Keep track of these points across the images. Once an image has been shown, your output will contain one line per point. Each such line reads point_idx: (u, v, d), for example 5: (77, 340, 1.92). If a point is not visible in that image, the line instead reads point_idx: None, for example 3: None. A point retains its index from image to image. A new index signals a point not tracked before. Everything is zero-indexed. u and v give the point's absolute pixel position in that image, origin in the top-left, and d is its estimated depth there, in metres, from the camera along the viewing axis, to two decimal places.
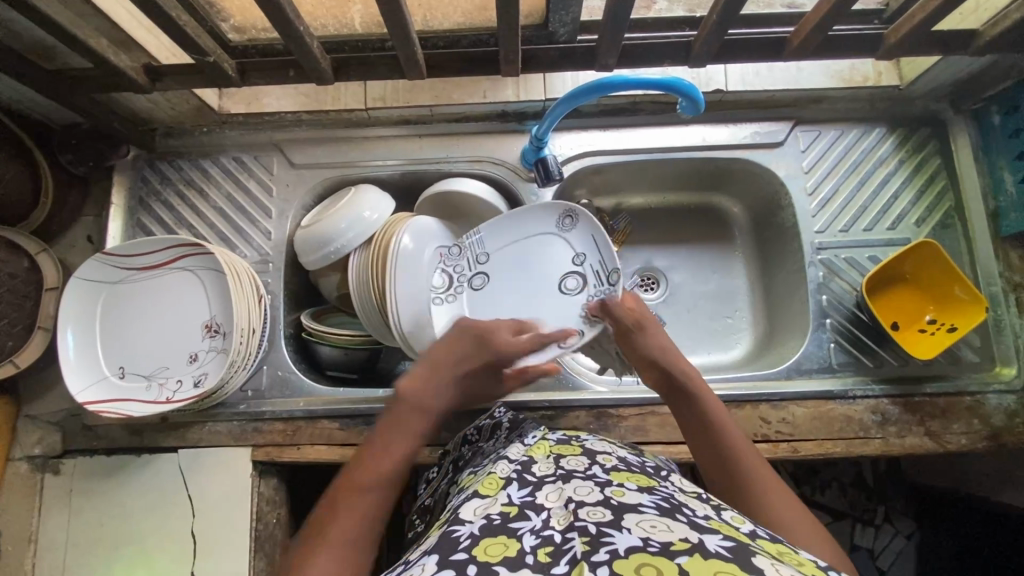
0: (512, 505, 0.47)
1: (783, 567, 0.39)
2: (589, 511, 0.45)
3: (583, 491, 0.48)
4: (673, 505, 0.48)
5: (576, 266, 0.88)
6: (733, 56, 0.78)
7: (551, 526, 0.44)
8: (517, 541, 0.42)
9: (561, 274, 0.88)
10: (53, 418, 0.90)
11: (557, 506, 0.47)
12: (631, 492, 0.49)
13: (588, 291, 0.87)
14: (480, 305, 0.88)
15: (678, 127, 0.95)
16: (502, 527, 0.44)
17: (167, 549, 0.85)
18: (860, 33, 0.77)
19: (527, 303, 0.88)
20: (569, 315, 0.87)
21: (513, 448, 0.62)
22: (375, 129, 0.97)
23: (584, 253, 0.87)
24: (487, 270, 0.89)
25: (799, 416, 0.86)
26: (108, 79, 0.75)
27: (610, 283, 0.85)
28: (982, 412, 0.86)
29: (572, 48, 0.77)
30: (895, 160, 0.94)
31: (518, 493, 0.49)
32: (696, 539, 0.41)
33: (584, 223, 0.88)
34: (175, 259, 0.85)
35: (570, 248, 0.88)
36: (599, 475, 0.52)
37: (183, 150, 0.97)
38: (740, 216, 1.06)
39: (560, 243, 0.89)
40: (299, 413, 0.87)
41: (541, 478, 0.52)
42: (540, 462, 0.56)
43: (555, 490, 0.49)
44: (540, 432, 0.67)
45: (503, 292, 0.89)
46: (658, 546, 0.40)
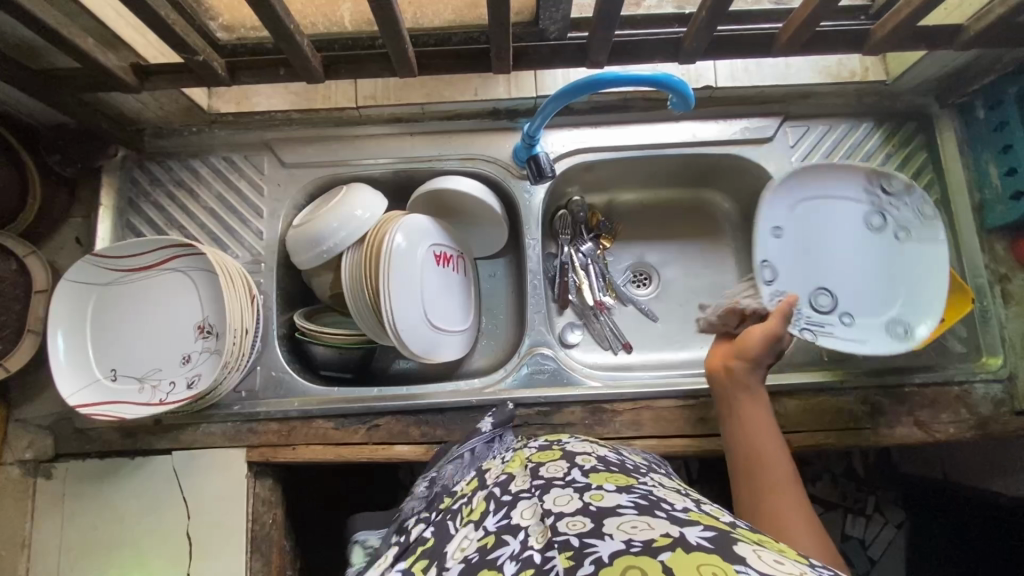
0: (489, 535, 0.49)
1: (766, 552, 0.41)
2: (568, 523, 0.45)
3: (562, 500, 0.49)
4: (651, 501, 0.48)
5: (842, 311, 0.87)
6: (721, 52, 0.79)
7: (530, 547, 0.45)
8: (499, 572, 0.44)
9: (834, 290, 0.88)
10: (44, 422, 0.89)
11: (533, 523, 0.48)
12: (610, 494, 0.49)
13: (812, 312, 0.87)
14: (829, 219, 0.90)
15: (669, 124, 0.96)
16: (482, 561, 0.46)
17: (163, 551, 0.84)
18: (847, 30, 0.77)
19: (848, 265, 0.89)
20: (799, 288, 0.88)
21: (492, 467, 0.64)
22: (367, 127, 0.97)
23: (852, 324, 0.87)
24: (881, 231, 0.89)
25: (791, 408, 0.87)
26: (95, 78, 0.74)
27: (805, 330, 0.85)
28: (970, 401, 0.87)
29: (562, 46, 0.78)
30: (883, 154, 0.95)
31: (495, 521, 0.51)
32: (677, 532, 0.42)
33: (875, 334, 0.86)
34: (166, 260, 0.84)
35: (857, 309, 0.88)
36: (578, 480, 0.53)
37: (173, 150, 0.96)
38: (730, 211, 1.07)
39: (878, 301, 0.87)
40: (294, 413, 0.87)
41: (517, 494, 0.54)
42: (518, 476, 0.58)
43: (531, 506, 0.50)
44: (521, 445, 0.68)
45: (857, 239, 0.90)
46: (640, 546, 0.41)
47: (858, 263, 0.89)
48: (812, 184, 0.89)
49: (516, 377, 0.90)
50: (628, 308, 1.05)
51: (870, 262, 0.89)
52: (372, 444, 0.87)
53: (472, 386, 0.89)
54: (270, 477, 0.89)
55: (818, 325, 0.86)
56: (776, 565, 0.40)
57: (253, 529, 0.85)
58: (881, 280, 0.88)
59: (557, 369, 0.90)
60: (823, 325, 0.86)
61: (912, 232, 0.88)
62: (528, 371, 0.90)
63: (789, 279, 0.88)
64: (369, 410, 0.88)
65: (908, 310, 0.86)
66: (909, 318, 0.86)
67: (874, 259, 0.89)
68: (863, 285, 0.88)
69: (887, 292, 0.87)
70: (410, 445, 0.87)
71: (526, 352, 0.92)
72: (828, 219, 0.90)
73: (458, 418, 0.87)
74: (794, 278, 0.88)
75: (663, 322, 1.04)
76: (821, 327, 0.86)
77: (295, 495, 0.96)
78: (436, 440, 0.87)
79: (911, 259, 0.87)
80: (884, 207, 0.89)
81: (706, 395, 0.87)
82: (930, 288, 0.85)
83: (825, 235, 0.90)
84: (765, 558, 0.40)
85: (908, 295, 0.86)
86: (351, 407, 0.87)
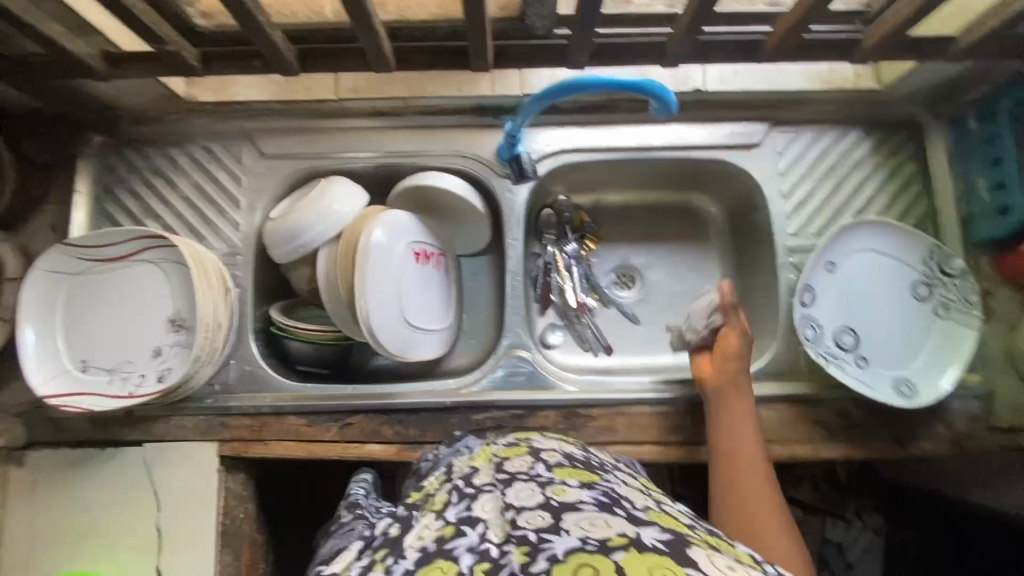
0: (448, 526, 0.48)
1: (720, 556, 0.41)
2: (528, 518, 0.44)
3: (524, 494, 0.48)
4: (612, 498, 0.48)
5: (857, 354, 0.86)
6: (708, 56, 0.77)
7: (488, 539, 0.44)
8: (455, 563, 0.43)
9: (856, 333, 0.87)
10: (16, 410, 0.88)
11: (493, 516, 0.47)
12: (572, 489, 0.48)
13: (830, 343, 0.86)
14: (879, 268, 0.88)
15: (655, 126, 0.94)
16: (437, 551, 0.45)
17: (131, 542, 0.84)
18: (836, 37, 0.76)
19: (880, 313, 0.88)
20: (827, 318, 0.87)
21: (458, 462, 0.61)
22: (348, 121, 0.95)
23: (862, 370, 0.85)
24: (924, 295, 0.87)
25: (766, 418, 0.87)
26: (65, 63, 0.73)
27: (820, 353, 0.84)
28: (945, 417, 0.87)
29: (546, 45, 0.76)
30: (872, 163, 0.94)
31: (455, 512, 0.49)
32: (634, 532, 0.42)
33: (882, 387, 0.84)
34: (139, 251, 0.83)
35: (873, 359, 0.86)
36: (541, 475, 0.51)
37: (150, 137, 0.94)
38: (717, 216, 1.06)
39: (895, 359, 0.86)
40: (266, 409, 0.87)
41: (480, 487, 0.52)
42: (482, 470, 0.55)
43: (492, 499, 0.49)
44: (488, 441, 0.66)
45: (896, 296, 0.88)
46: (596, 544, 0.40)
47: (891, 320, 0.87)
48: (870, 227, 0.88)
49: (491, 378, 0.90)
50: (610, 310, 1.04)
51: (902, 319, 0.87)
52: (345, 441, 0.86)
53: (448, 386, 0.89)
54: (242, 471, 0.89)
55: (833, 356, 0.85)
56: (728, 570, 0.40)
57: (223, 523, 0.85)
58: (910, 345, 0.86)
59: (533, 373, 0.90)
60: (836, 358, 0.85)
61: (950, 310, 0.86)
62: (504, 373, 0.90)
63: (819, 304, 0.87)
64: (343, 408, 0.87)
65: (920, 376, 0.85)
66: (919, 384, 0.85)
67: (908, 322, 0.87)
68: (891, 340, 0.87)
69: (912, 355, 0.86)
70: (383, 444, 0.86)
71: (503, 353, 0.91)
72: (878, 265, 0.88)
73: (432, 418, 0.87)
74: (822, 304, 0.87)
75: (645, 325, 1.03)
76: (835, 359, 0.85)
77: (267, 489, 0.95)
78: (409, 440, 0.86)
79: (941, 330, 0.86)
80: (935, 277, 0.87)
81: (681, 403, 0.87)
82: (947, 361, 0.84)
83: (867, 280, 0.88)
84: (718, 562, 0.40)
85: (926, 362, 0.85)
86: (324, 403, 0.87)
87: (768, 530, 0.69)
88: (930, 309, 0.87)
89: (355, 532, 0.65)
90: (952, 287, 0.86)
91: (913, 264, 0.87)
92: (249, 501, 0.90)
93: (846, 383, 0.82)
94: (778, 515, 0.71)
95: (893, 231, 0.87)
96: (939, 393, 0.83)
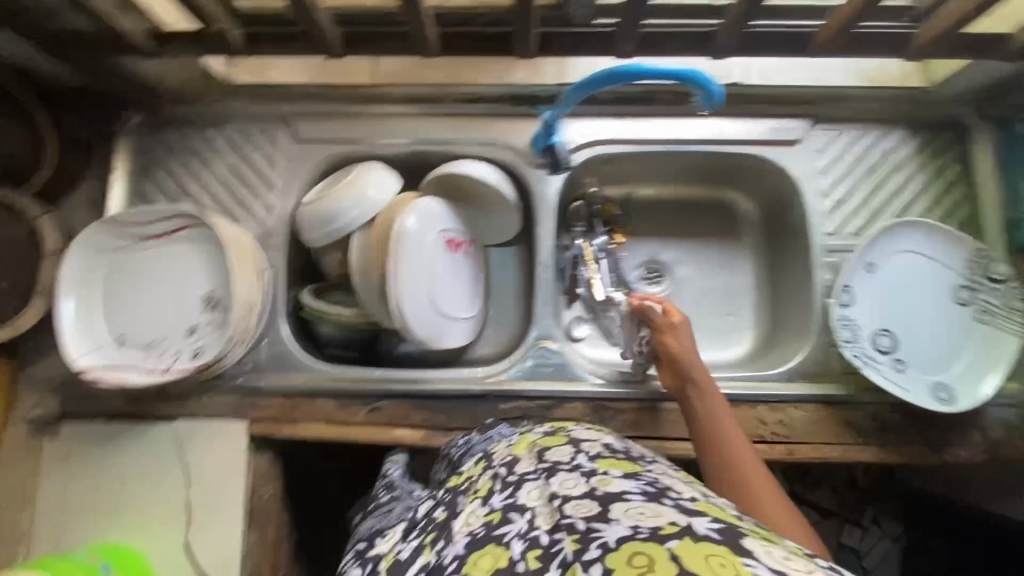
0: (495, 512, 0.48)
1: (775, 548, 0.41)
2: (575, 506, 0.45)
3: (569, 483, 0.48)
4: (659, 488, 0.47)
5: (893, 356, 0.85)
6: (755, 49, 0.76)
7: (537, 527, 0.45)
8: (506, 551, 0.44)
9: (893, 336, 0.86)
10: (52, 382, 0.90)
11: (540, 504, 0.47)
12: (617, 479, 0.48)
13: (865, 344, 0.85)
14: (918, 269, 0.86)
15: (694, 119, 0.93)
16: (486, 537, 0.46)
17: (161, 516, 0.85)
18: (887, 32, 0.75)
19: (918, 316, 0.86)
20: (864, 320, 0.86)
21: (496, 449, 0.61)
22: (383, 106, 0.95)
23: (898, 373, 0.84)
24: (965, 299, 0.85)
25: (797, 418, 0.86)
26: (114, 41, 0.74)
27: (855, 354, 0.83)
28: (981, 424, 0.85)
29: (589, 33, 0.75)
30: (914, 164, 0.92)
31: (500, 499, 0.50)
32: (685, 521, 0.42)
33: (918, 391, 0.83)
34: (179, 229, 0.84)
35: (910, 361, 0.85)
36: (584, 465, 0.51)
37: (189, 118, 0.95)
38: (750, 213, 1.04)
39: (932, 362, 0.85)
40: (297, 390, 0.87)
41: (523, 476, 0.52)
42: (523, 458, 0.56)
43: (537, 487, 0.49)
44: (523, 429, 0.66)
45: (935, 299, 0.86)
46: (647, 532, 0.40)
47: (929, 323, 0.86)
48: (911, 228, 0.86)
49: (519, 368, 0.89)
50: None
51: (940, 322, 0.86)
52: (374, 425, 0.87)
53: (476, 374, 0.89)
54: (270, 450, 0.90)
55: (868, 357, 0.84)
56: (784, 560, 0.39)
57: (251, 501, 0.86)
58: (949, 349, 0.85)
59: (562, 364, 0.89)
60: (872, 360, 0.84)
61: (991, 315, 0.84)
62: (533, 363, 0.90)
63: (855, 305, 0.86)
64: (373, 392, 0.88)
65: (958, 381, 0.84)
66: (957, 389, 0.83)
67: (946, 326, 0.85)
68: (928, 343, 0.85)
69: (950, 359, 0.84)
70: (410, 430, 0.87)
71: (532, 343, 0.91)
72: (918, 267, 0.86)
73: (460, 405, 0.87)
74: (859, 305, 0.86)
75: None
76: (870, 361, 0.84)
77: (292, 469, 0.96)
78: (436, 426, 0.87)
79: (981, 334, 0.84)
80: (977, 281, 0.85)
81: None
82: (986, 367, 0.83)
83: (906, 282, 0.87)
84: (774, 553, 0.40)
85: (964, 366, 0.84)
86: (354, 386, 0.88)
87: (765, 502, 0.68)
88: (970, 314, 0.85)
89: (390, 514, 0.66)
90: (994, 291, 0.84)
91: (955, 267, 0.86)
92: (276, 480, 0.91)
93: (882, 385, 0.81)
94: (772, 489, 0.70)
95: (936, 234, 0.86)
96: (977, 399, 0.81)
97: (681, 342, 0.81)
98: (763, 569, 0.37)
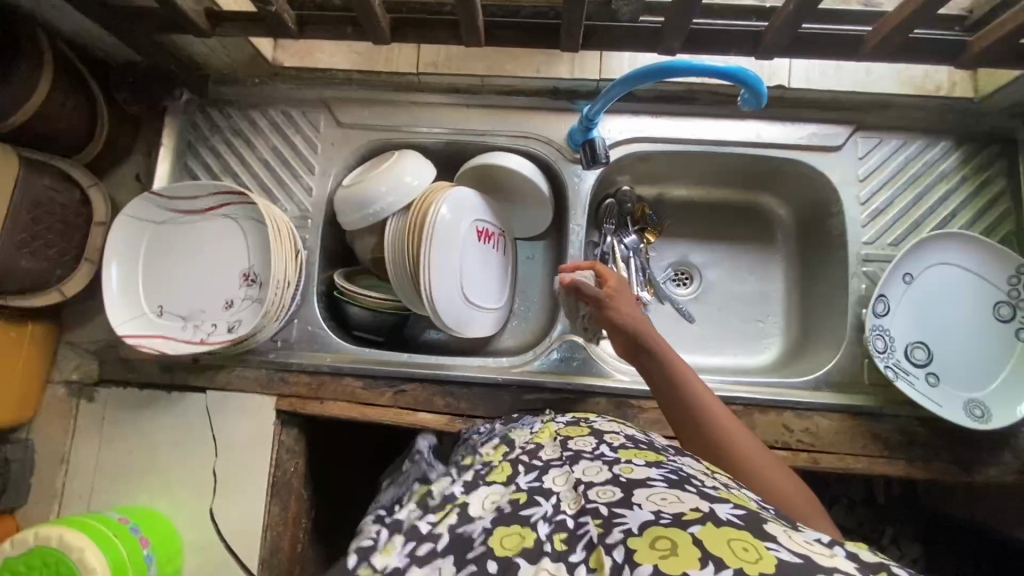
0: (521, 492, 0.52)
1: (796, 534, 0.42)
2: (599, 492, 0.47)
3: (592, 471, 0.51)
4: (681, 477, 0.49)
5: (928, 368, 0.83)
6: (803, 51, 0.75)
7: (562, 510, 0.48)
8: (533, 530, 0.46)
9: (928, 348, 0.84)
10: (93, 347, 0.93)
11: (566, 489, 0.50)
12: (639, 467, 0.51)
13: (901, 355, 0.84)
14: (958, 282, 0.85)
15: (734, 121, 0.92)
16: (513, 515, 0.49)
17: (187, 484, 0.88)
18: (940, 40, 0.74)
19: (955, 329, 0.84)
20: (900, 332, 0.84)
21: (519, 435, 0.65)
22: (424, 95, 0.96)
23: (932, 386, 0.82)
24: (1006, 315, 0.83)
25: (824, 428, 0.84)
26: (171, 19, 0.76)
27: (889, 365, 0.82)
28: (1015, 445, 0.83)
29: (635, 28, 0.75)
30: (958, 177, 0.90)
31: (527, 481, 0.53)
32: (708, 508, 0.43)
33: (953, 406, 0.81)
34: (218, 206, 0.86)
35: (945, 375, 0.83)
36: (606, 455, 0.54)
37: (235, 99, 0.97)
38: (785, 219, 1.03)
39: (969, 377, 0.83)
40: (325, 368, 0.89)
41: (548, 462, 0.56)
42: (547, 446, 0.59)
43: (562, 474, 0.53)
44: (547, 418, 0.69)
45: (974, 313, 0.84)
46: (670, 518, 0.42)
47: (966, 338, 0.84)
48: (954, 240, 0.84)
49: (546, 360, 0.90)
50: (665, 306, 1.02)
51: (978, 337, 0.84)
52: (398, 408, 0.88)
53: (501, 363, 0.89)
54: (296, 427, 0.91)
55: (902, 370, 0.83)
56: (805, 545, 0.41)
57: (274, 475, 0.88)
58: (986, 366, 0.83)
59: (588, 359, 0.89)
60: (906, 372, 0.83)
61: None
62: (559, 356, 0.90)
63: (891, 317, 0.84)
64: (399, 375, 0.89)
65: (995, 398, 0.82)
66: (992, 406, 0.81)
67: (985, 342, 0.83)
68: (965, 358, 0.83)
69: (986, 376, 0.83)
70: (433, 414, 0.88)
71: (558, 337, 0.91)
72: (957, 279, 0.85)
73: (484, 395, 0.88)
74: (894, 316, 0.85)
75: (700, 324, 1.01)
76: (904, 374, 0.82)
77: (315, 449, 0.98)
78: (459, 413, 0.87)
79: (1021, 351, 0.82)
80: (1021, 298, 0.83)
81: (738, 403, 0.85)
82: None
83: (945, 295, 0.85)
84: (795, 537, 0.41)
85: (1001, 383, 0.82)
86: (381, 368, 0.89)
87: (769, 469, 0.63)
88: (1011, 331, 0.83)
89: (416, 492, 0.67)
90: None
91: (997, 282, 0.84)
92: (300, 457, 0.92)
93: (914, 398, 0.79)
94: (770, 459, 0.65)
95: (979, 248, 0.84)
96: (1013, 417, 0.80)
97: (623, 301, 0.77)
98: (785, 553, 0.39)
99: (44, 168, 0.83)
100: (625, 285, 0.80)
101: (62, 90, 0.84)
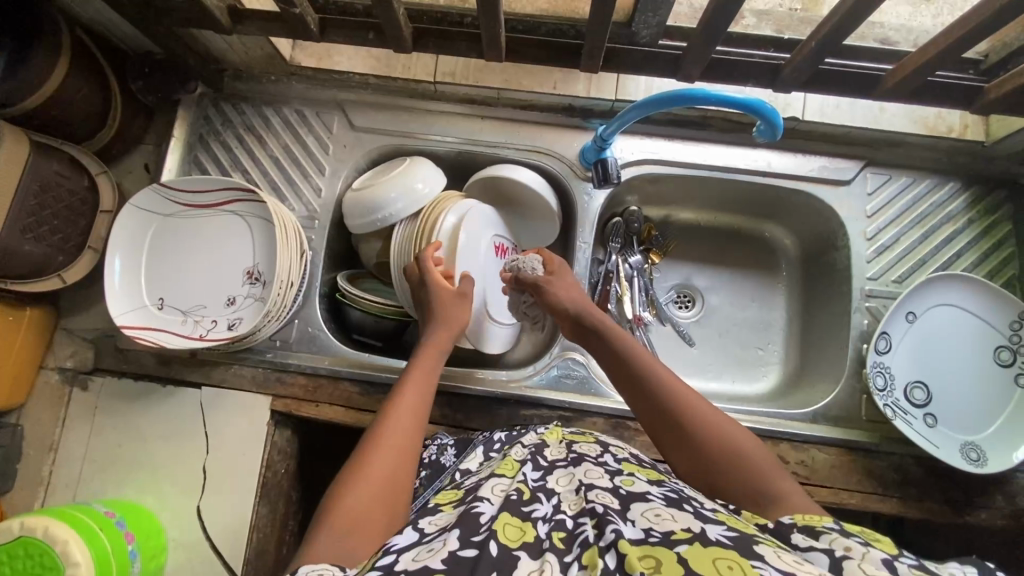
0: (525, 487, 0.53)
1: (786, 554, 0.42)
2: (598, 495, 0.50)
3: (595, 475, 0.54)
4: (680, 496, 0.51)
5: (926, 408, 0.83)
6: (821, 86, 0.76)
7: (562, 511, 0.50)
8: (532, 527, 0.48)
9: (926, 387, 0.84)
10: (89, 336, 0.93)
11: (567, 491, 0.52)
12: (640, 482, 0.53)
13: (899, 395, 0.84)
14: (959, 323, 0.85)
15: (747, 149, 0.93)
16: (515, 504, 0.50)
17: (175, 479, 0.87)
18: (956, 84, 0.75)
19: (954, 370, 0.85)
20: (900, 372, 0.85)
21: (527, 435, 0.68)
22: (439, 104, 0.96)
23: (930, 424, 0.82)
24: (1007, 360, 0.84)
25: (819, 461, 0.84)
26: (194, 15, 0.76)
27: (887, 402, 0.82)
28: (1008, 489, 0.83)
29: (657, 53, 0.76)
30: (964, 219, 0.91)
31: (533, 476, 0.55)
32: (699, 528, 0.44)
33: (949, 448, 0.81)
34: (226, 202, 0.86)
35: (943, 416, 0.83)
36: (610, 463, 0.57)
37: (249, 95, 0.97)
38: (791, 249, 1.04)
39: (967, 418, 0.83)
40: (323, 371, 0.89)
41: (553, 462, 0.59)
42: (552, 446, 0.63)
43: (565, 475, 0.55)
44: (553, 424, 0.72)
45: (973, 353, 0.85)
46: (659, 537, 0.43)
47: (966, 380, 0.84)
48: (958, 280, 0.84)
49: (544, 377, 0.90)
50: (665, 327, 1.02)
51: (976, 377, 0.84)
52: None
53: (500, 378, 0.89)
54: (289, 428, 0.91)
55: (900, 409, 0.83)
56: (795, 565, 0.41)
57: (265, 476, 0.87)
58: (984, 408, 0.83)
59: (586, 377, 0.90)
60: (905, 411, 0.83)
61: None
62: (558, 373, 0.90)
63: (892, 355, 0.85)
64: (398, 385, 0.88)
65: (992, 442, 0.82)
66: (989, 450, 0.81)
67: (984, 384, 0.84)
68: (963, 400, 0.84)
69: (984, 418, 0.83)
70: (428, 425, 0.87)
71: (557, 354, 0.91)
72: (959, 320, 0.85)
73: (480, 407, 0.87)
74: (893, 354, 0.85)
75: (698, 348, 1.01)
76: (902, 413, 0.83)
77: (305, 450, 0.97)
78: (455, 424, 0.87)
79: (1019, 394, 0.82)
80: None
81: None
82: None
83: (945, 335, 0.85)
84: (785, 558, 0.41)
85: (999, 426, 0.82)
86: (378, 376, 0.88)
87: (739, 451, 0.59)
88: (1011, 376, 0.83)
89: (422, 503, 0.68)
90: None
91: (998, 325, 0.84)
92: (290, 459, 0.92)
93: (911, 438, 0.79)
94: (742, 439, 0.60)
95: (982, 291, 0.84)
96: (1008, 462, 0.80)
97: (563, 285, 0.81)
98: (772, 571, 0.39)
99: (54, 153, 0.82)
100: (568, 271, 0.83)
101: (76, 77, 0.83)
